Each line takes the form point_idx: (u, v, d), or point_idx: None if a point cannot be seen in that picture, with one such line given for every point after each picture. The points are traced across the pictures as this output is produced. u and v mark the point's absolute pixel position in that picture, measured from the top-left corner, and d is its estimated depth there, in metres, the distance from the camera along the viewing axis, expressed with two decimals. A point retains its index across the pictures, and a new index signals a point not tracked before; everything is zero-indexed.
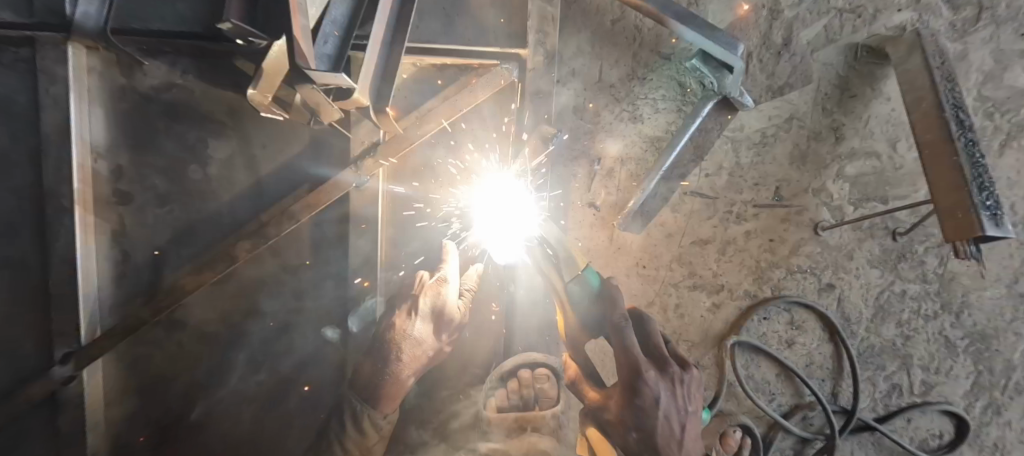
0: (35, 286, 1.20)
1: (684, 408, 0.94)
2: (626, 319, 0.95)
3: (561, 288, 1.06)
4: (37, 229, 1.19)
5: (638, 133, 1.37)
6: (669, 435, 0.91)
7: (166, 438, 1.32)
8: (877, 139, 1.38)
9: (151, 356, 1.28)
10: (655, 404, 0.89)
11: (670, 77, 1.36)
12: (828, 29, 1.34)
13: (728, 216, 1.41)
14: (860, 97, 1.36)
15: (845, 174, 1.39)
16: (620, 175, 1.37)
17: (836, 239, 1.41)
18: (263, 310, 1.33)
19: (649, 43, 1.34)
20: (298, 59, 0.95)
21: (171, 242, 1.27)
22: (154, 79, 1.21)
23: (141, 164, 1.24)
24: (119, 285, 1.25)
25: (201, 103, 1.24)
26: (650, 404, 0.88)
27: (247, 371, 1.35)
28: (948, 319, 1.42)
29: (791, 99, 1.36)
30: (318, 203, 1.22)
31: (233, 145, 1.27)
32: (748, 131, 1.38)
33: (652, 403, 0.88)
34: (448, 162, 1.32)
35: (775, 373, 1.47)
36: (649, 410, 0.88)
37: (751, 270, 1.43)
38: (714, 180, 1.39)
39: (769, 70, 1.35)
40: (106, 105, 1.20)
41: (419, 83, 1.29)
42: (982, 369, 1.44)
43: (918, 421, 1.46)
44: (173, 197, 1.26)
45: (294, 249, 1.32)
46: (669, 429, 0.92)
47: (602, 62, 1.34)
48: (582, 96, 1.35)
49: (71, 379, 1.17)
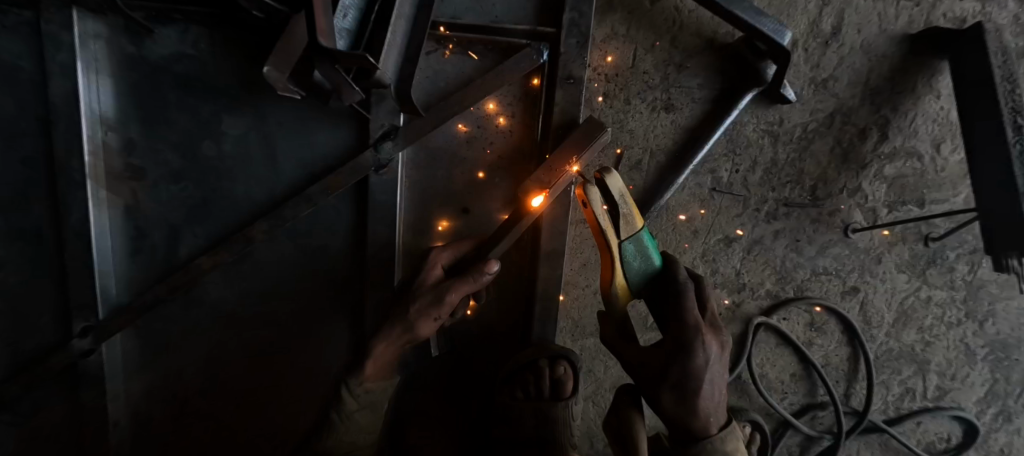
0: (50, 257, 1.18)
1: (723, 372, 0.95)
2: (687, 281, 0.95)
3: (614, 248, 0.93)
4: (50, 199, 1.15)
5: (670, 123, 1.30)
6: (710, 397, 0.93)
7: (184, 410, 1.33)
8: (921, 139, 1.31)
9: (167, 332, 1.28)
10: (704, 362, 0.90)
11: (708, 63, 1.27)
12: (882, 18, 1.25)
13: (756, 213, 1.36)
14: (907, 94, 1.28)
15: (884, 174, 1.33)
16: (649, 167, 1.31)
17: (866, 242, 1.37)
18: (275, 292, 1.31)
19: (688, 27, 1.26)
20: (319, 36, 0.89)
21: (185, 219, 1.23)
22: (164, 48, 1.14)
23: (153, 137, 1.19)
24: (134, 262, 1.22)
25: (213, 78, 1.17)
26: (702, 363, 0.90)
27: (260, 350, 1.34)
28: (970, 327, 1.40)
29: (835, 92, 1.29)
30: (338, 186, 1.18)
31: (249, 123, 1.20)
32: (787, 125, 1.31)
33: (704, 365, 0.90)
34: (473, 148, 1.26)
35: (792, 373, 1.46)
36: (698, 372, 0.90)
37: (774, 269, 1.40)
38: (745, 176, 1.33)
39: (814, 61, 1.27)
40: (118, 76, 1.14)
41: (444, 62, 1.22)
42: (998, 377, 1.43)
43: (928, 424, 1.47)
44: (186, 174, 1.22)
45: (309, 231, 1.28)
46: (710, 390, 0.93)
47: (637, 45, 1.26)
48: (614, 82, 1.27)
49: (90, 352, 1.18)
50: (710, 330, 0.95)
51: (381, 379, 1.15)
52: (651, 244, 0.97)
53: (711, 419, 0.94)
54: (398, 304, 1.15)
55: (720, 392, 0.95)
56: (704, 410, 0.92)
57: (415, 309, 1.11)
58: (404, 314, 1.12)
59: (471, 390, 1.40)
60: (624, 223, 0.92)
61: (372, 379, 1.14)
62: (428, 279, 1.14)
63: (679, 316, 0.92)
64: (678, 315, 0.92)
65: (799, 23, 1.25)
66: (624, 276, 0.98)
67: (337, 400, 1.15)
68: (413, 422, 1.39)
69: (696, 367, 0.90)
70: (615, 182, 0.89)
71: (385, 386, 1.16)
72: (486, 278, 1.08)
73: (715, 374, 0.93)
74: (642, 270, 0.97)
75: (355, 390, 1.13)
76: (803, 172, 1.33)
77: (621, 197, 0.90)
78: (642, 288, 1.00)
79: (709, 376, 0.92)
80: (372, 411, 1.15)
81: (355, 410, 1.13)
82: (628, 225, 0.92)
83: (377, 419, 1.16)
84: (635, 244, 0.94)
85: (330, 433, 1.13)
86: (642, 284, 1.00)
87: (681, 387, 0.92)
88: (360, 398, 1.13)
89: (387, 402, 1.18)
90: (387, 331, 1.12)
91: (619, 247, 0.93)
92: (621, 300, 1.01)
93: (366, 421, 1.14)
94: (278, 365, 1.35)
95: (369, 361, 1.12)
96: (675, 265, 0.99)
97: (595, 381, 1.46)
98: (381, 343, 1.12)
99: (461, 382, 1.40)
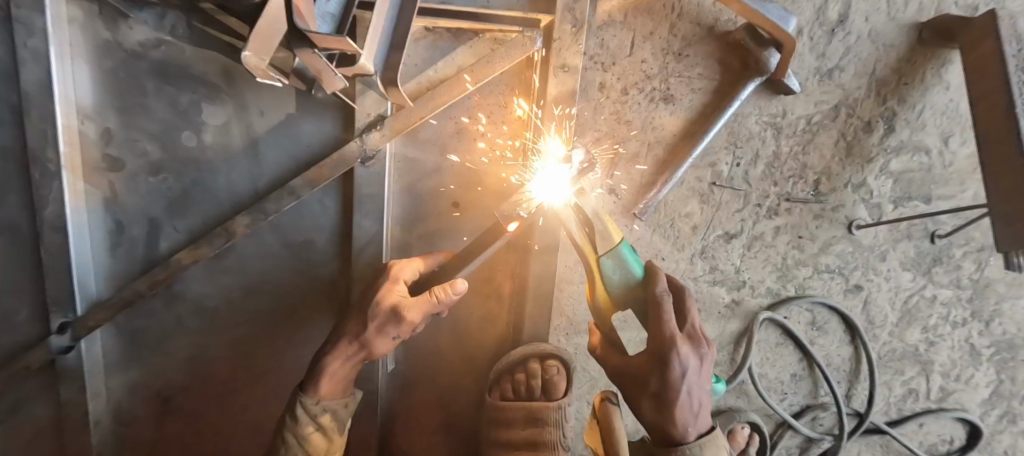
0: (25, 251, 1.14)
1: (702, 383, 0.93)
2: (666, 293, 0.92)
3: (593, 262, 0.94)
4: (25, 191, 1.11)
5: (669, 115, 1.25)
6: (688, 406, 0.92)
7: (167, 409, 1.30)
8: (928, 133, 1.26)
9: (148, 329, 1.24)
10: (680, 374, 0.89)
11: (709, 53, 1.23)
12: (890, 4, 1.20)
13: (758, 209, 1.31)
14: (915, 86, 1.24)
15: (890, 169, 1.28)
16: (646, 160, 1.27)
17: (870, 239, 1.32)
18: (260, 288, 1.27)
19: (688, 14, 1.20)
20: (297, 18, 0.83)
21: (166, 212, 1.19)
22: (141, 34, 1.09)
23: (130, 127, 1.14)
24: (115, 256, 1.19)
25: (193, 65, 1.13)
26: (677, 375, 0.89)
27: (246, 348, 1.30)
28: (975, 327, 1.36)
29: (841, 83, 1.24)
30: (322, 178, 1.13)
31: (230, 113, 1.16)
32: (790, 118, 1.26)
33: (679, 376, 0.88)
34: (463, 140, 1.22)
35: (791, 373, 1.42)
36: (674, 383, 0.89)
37: (775, 267, 1.35)
38: (747, 170, 1.28)
39: (820, 50, 1.22)
40: (92, 62, 1.09)
41: (434, 50, 1.17)
42: (1003, 378, 1.39)
43: (930, 426, 1.43)
44: (166, 165, 1.17)
45: (293, 226, 1.23)
46: (688, 400, 0.92)
47: (635, 33, 1.20)
48: (611, 71, 1.21)
49: (69, 349, 1.13)
50: (689, 340, 0.92)
51: (338, 395, 1.04)
52: (631, 257, 0.94)
53: (689, 426, 0.93)
54: (352, 316, 1.02)
55: (700, 400, 0.94)
56: (680, 419, 0.91)
57: (373, 326, 0.98)
58: (360, 330, 0.98)
59: (461, 389, 1.37)
60: (600, 238, 0.91)
61: (328, 397, 1.02)
62: (385, 298, 0.98)
63: (656, 328, 0.90)
64: (656, 327, 0.90)
65: (805, 10, 1.19)
66: (607, 288, 0.95)
67: (291, 420, 1.00)
68: (403, 419, 1.37)
69: (673, 379, 0.88)
70: (588, 201, 0.92)
71: (343, 402, 1.05)
72: (453, 298, 0.96)
73: (693, 384, 0.91)
74: (625, 283, 0.94)
75: (311, 409, 0.99)
76: (806, 166, 1.29)
77: (595, 216, 0.91)
78: (629, 300, 0.95)
79: (687, 387, 0.90)
80: (330, 433, 1.04)
81: (312, 431, 1.01)
82: (604, 240, 0.92)
83: (338, 437, 1.05)
84: (614, 259, 0.92)
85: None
86: (626, 296, 0.95)
87: (658, 395, 0.92)
88: (315, 418, 1.00)
89: (347, 419, 1.07)
90: (341, 346, 1.00)
91: (597, 261, 0.93)
92: (606, 311, 0.99)
93: (321, 446, 1.02)
94: (264, 362, 1.32)
95: (322, 379, 0.99)
96: (658, 274, 0.94)
97: (589, 380, 1.42)
98: (334, 361, 1.00)
99: (451, 381, 1.36)
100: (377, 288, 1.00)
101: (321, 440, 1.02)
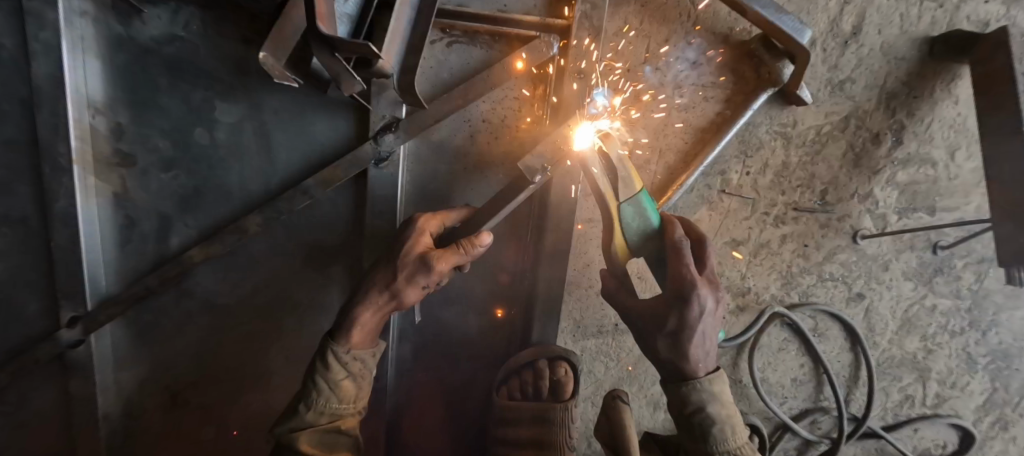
0: (35, 246, 1.13)
1: (717, 325, 0.95)
2: (684, 238, 0.91)
3: (613, 210, 0.95)
4: (36, 185, 1.10)
5: (681, 123, 1.26)
6: (700, 345, 0.93)
7: (174, 405, 1.30)
8: (935, 146, 1.28)
9: (158, 326, 1.23)
10: (697, 315, 0.89)
11: (723, 62, 1.23)
12: (903, 18, 1.21)
13: (766, 217, 1.32)
14: (925, 99, 1.25)
15: (897, 180, 1.30)
16: (657, 167, 1.28)
17: (874, 248, 1.35)
18: (270, 284, 1.27)
19: (704, 22, 1.20)
20: (317, 19, 0.81)
21: (177, 209, 1.18)
22: (154, 29, 1.07)
23: (143, 123, 1.13)
24: (125, 253, 1.18)
25: (205, 61, 1.11)
26: (695, 316, 0.89)
27: (250, 343, 1.31)
28: (973, 336, 1.39)
29: (852, 95, 1.25)
30: (335, 179, 1.14)
31: (244, 112, 1.15)
32: (801, 128, 1.27)
33: (697, 317, 0.89)
34: (474, 140, 1.22)
35: (792, 378, 1.45)
36: (691, 322, 0.90)
37: (781, 274, 1.37)
38: (756, 179, 1.30)
39: (832, 62, 1.23)
40: (102, 57, 1.07)
41: (449, 52, 1.18)
42: (996, 386, 1.43)
43: (925, 431, 1.47)
44: (177, 162, 1.16)
45: (302, 222, 1.23)
46: (701, 339, 0.93)
47: (650, 41, 1.20)
48: (627, 78, 1.22)
49: (80, 343, 1.14)
50: (708, 283, 0.93)
51: (366, 346, 1.06)
52: (650, 205, 0.97)
53: (701, 364, 0.95)
54: (380, 266, 1.04)
55: (712, 340, 0.96)
56: (693, 357, 0.93)
57: (402, 275, 1.01)
58: (392, 278, 1.01)
59: (467, 388, 1.39)
60: (623, 185, 0.94)
61: (357, 347, 1.03)
62: (411, 250, 1.02)
63: (675, 269, 0.90)
64: (675, 268, 0.90)
65: (820, 21, 1.20)
66: (624, 237, 0.98)
67: (321, 367, 1.00)
68: (409, 419, 1.38)
69: (690, 318, 0.89)
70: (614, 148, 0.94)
71: (371, 354, 1.06)
72: (479, 251, 1.00)
73: (707, 324, 0.92)
74: (642, 230, 0.96)
75: (342, 358, 1.00)
76: (815, 176, 1.30)
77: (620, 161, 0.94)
78: (645, 248, 0.98)
79: (702, 327, 0.91)
80: (358, 380, 1.04)
81: (342, 378, 1.01)
82: (626, 187, 0.95)
83: (364, 387, 1.06)
84: (633, 206, 0.94)
85: (312, 405, 0.98)
86: (645, 244, 0.98)
87: (674, 333, 0.92)
88: (346, 367, 1.01)
89: (373, 371, 1.08)
90: (370, 296, 1.02)
91: (618, 208, 0.94)
92: (622, 259, 1.02)
93: (350, 391, 1.02)
94: (267, 358, 1.33)
95: (355, 328, 1.01)
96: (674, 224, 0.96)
97: (595, 382, 1.44)
98: (365, 310, 1.02)
99: (457, 382, 1.38)
100: (403, 239, 1.04)
101: (332, 398, 1.00)
